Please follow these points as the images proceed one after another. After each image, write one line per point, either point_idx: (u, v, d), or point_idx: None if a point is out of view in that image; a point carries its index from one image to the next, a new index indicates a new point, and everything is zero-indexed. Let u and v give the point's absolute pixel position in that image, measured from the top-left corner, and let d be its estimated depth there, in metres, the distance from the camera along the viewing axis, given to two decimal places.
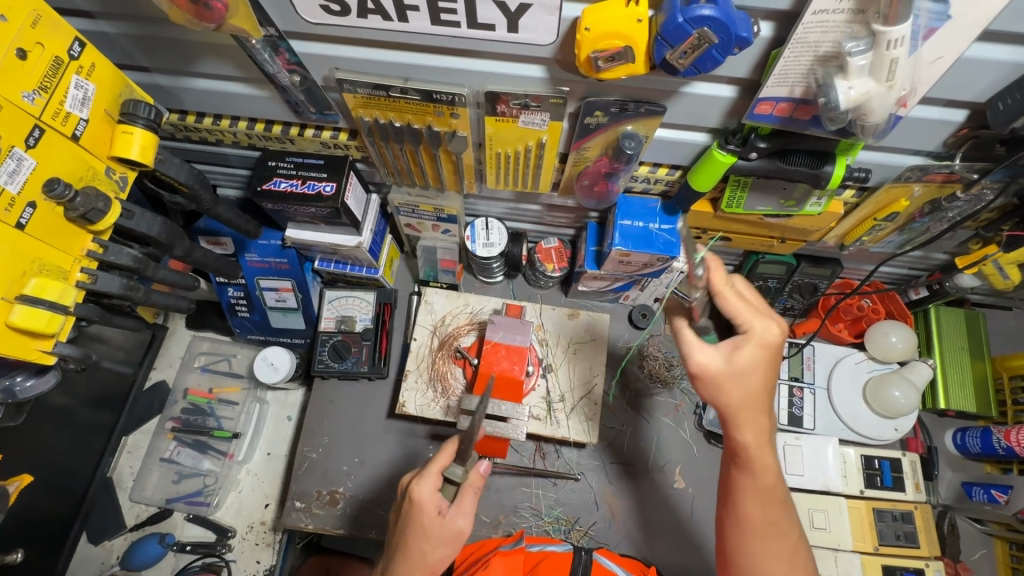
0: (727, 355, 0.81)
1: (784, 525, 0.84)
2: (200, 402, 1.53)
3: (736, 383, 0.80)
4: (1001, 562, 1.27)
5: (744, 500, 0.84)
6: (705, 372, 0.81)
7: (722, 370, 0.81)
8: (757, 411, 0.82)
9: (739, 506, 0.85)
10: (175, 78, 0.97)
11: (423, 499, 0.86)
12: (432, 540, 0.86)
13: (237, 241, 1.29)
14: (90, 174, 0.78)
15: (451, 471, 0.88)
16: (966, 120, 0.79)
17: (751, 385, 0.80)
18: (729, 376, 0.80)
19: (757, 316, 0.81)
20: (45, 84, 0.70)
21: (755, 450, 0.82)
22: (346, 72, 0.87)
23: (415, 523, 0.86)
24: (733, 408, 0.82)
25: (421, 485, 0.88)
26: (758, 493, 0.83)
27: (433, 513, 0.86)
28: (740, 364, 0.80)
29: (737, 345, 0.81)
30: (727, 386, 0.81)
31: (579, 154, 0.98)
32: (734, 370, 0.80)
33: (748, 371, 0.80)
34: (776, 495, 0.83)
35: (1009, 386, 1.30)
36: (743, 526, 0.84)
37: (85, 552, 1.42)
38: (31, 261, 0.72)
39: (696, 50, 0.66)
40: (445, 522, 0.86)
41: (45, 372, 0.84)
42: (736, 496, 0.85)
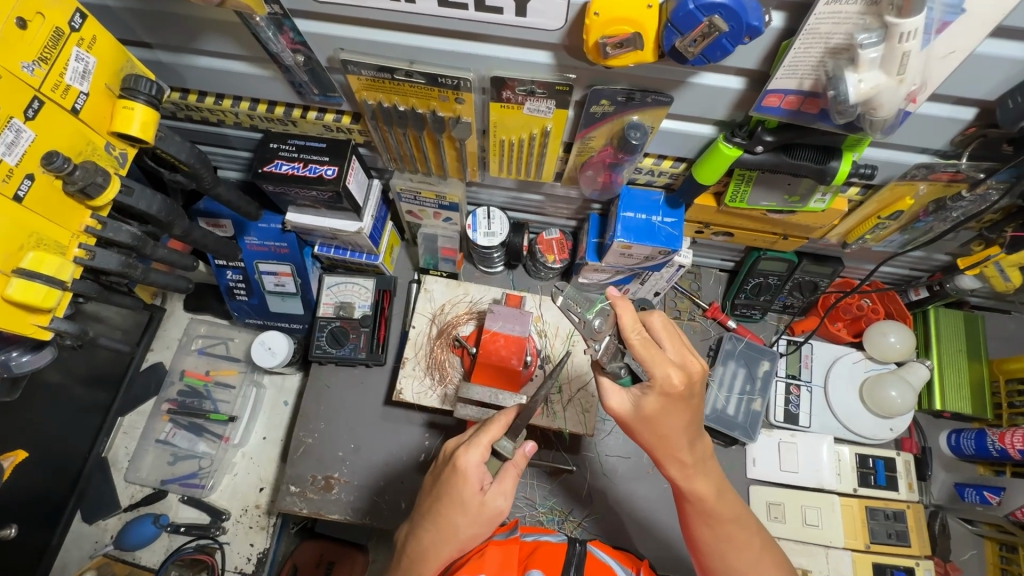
0: (636, 400, 0.83)
1: (742, 538, 0.88)
2: (196, 385, 1.52)
3: (649, 428, 0.83)
4: (990, 562, 1.28)
5: (697, 523, 0.90)
6: (623, 418, 0.85)
7: (633, 417, 0.83)
8: (683, 441, 0.84)
9: (695, 530, 0.90)
10: (178, 55, 0.95)
11: (468, 469, 0.85)
12: (469, 515, 0.85)
13: (237, 223, 1.29)
14: (90, 148, 0.77)
15: (500, 446, 0.89)
16: (975, 118, 0.78)
17: (664, 428, 0.82)
18: (640, 422, 0.83)
19: (658, 361, 0.78)
20: (45, 55, 0.69)
21: (689, 475, 0.86)
22: (351, 53, 0.86)
23: (456, 493, 0.85)
24: (653, 447, 0.85)
25: (470, 452, 0.86)
26: (701, 518, 0.88)
27: (476, 487, 0.85)
28: (648, 410, 0.81)
29: (642, 392, 0.82)
30: (639, 429, 0.84)
31: (584, 143, 0.97)
32: (643, 416, 0.82)
33: (657, 416, 0.81)
34: (720, 515, 0.88)
35: (1006, 389, 1.31)
36: (697, 545, 0.91)
37: (79, 530, 1.42)
38: (28, 234, 0.71)
39: (706, 38, 0.65)
40: (485, 500, 0.85)
41: (41, 348, 0.83)
42: (689, 522, 0.91)
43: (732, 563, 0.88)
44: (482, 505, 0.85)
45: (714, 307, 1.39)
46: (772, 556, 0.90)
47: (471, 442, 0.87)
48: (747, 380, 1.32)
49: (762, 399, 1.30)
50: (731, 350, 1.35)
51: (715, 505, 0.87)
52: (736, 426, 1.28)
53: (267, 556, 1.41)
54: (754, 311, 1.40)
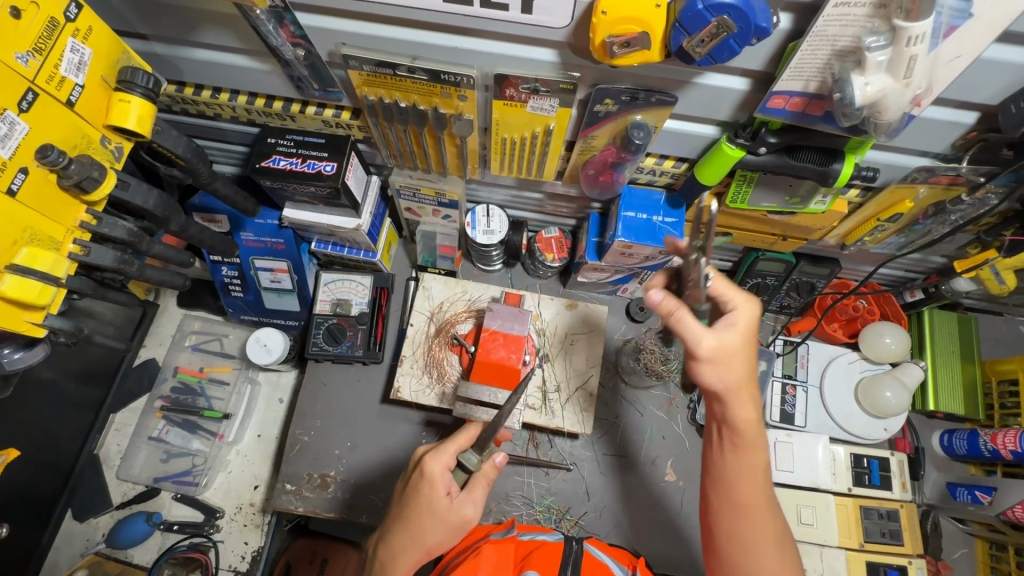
0: (718, 334, 0.78)
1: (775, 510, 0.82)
2: (190, 381, 1.50)
3: (726, 367, 0.78)
4: (980, 560, 1.29)
5: (741, 484, 0.82)
6: (708, 354, 0.78)
7: (720, 348, 0.78)
8: (750, 395, 0.80)
9: (736, 494, 0.82)
10: (174, 48, 0.94)
11: (434, 474, 0.86)
12: (434, 518, 0.85)
13: (232, 218, 1.27)
14: (84, 142, 0.75)
15: (465, 458, 0.87)
16: (976, 122, 0.79)
17: (738, 372, 0.79)
18: (726, 348, 0.78)
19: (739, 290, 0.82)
20: (40, 45, 0.67)
21: (744, 432, 0.81)
22: (352, 47, 0.85)
23: (421, 498, 0.85)
24: (731, 387, 0.79)
25: (436, 459, 0.88)
26: (744, 479, 0.81)
27: (441, 493, 0.85)
28: (732, 343, 0.78)
29: (728, 323, 0.79)
30: (723, 357, 0.78)
31: (586, 142, 0.97)
32: (727, 349, 0.78)
33: (740, 354, 0.79)
34: (760, 487, 0.82)
35: (998, 391, 1.32)
36: (737, 513, 0.82)
37: (69, 528, 1.40)
38: (22, 230, 0.70)
39: (714, 39, 0.65)
40: (452, 506, 0.85)
41: (34, 346, 0.82)
42: (730, 483, 0.82)
43: (757, 536, 0.81)
44: (449, 510, 0.85)
45: None
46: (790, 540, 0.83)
47: (437, 451, 0.89)
48: None
49: None
50: None
51: (754, 480, 0.81)
52: None
53: (261, 553, 1.40)
54: None
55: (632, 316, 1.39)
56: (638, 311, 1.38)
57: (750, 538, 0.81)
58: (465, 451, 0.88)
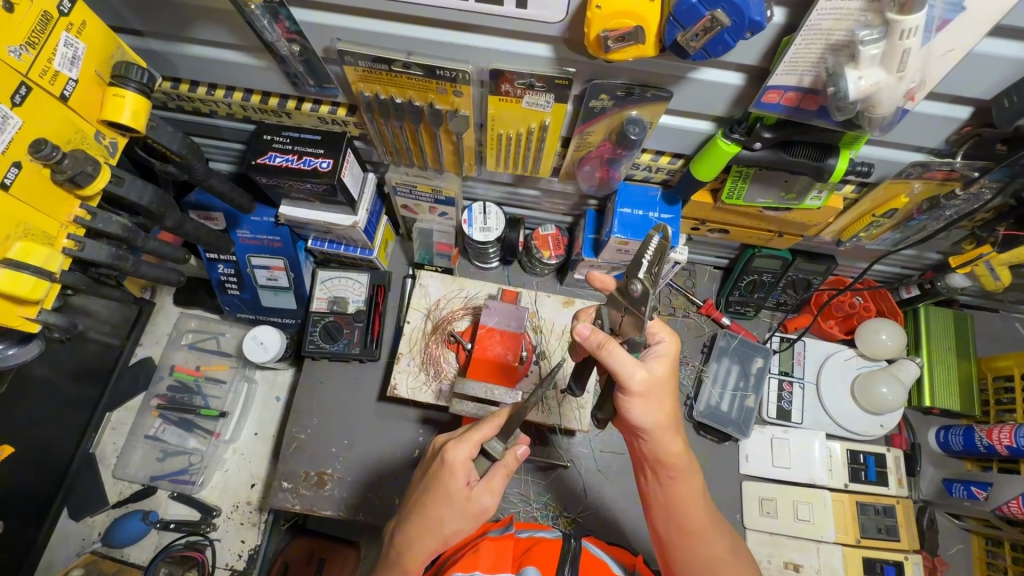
0: (650, 368, 0.81)
1: (716, 526, 0.88)
2: (186, 380, 1.50)
3: (657, 401, 0.82)
4: (977, 557, 1.30)
5: (681, 506, 0.87)
6: (642, 391, 0.79)
7: (651, 385, 0.80)
8: (675, 430, 0.84)
9: (680, 516, 0.87)
10: (170, 44, 0.94)
11: (457, 463, 0.84)
12: (453, 508, 0.84)
13: (229, 216, 1.27)
14: (78, 136, 0.75)
15: (490, 446, 0.86)
16: (970, 117, 0.79)
17: (666, 404, 0.83)
18: (655, 388, 0.81)
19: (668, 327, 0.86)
20: (33, 39, 0.67)
21: (675, 464, 0.85)
22: (348, 43, 0.85)
23: (442, 486, 0.84)
24: (661, 425, 0.83)
25: (460, 446, 0.86)
26: (681, 503, 0.87)
27: (463, 481, 0.84)
28: (662, 373, 0.81)
29: (656, 356, 0.83)
30: (654, 397, 0.81)
31: (582, 138, 0.97)
32: (657, 382, 0.81)
33: (664, 387, 0.82)
34: (699, 505, 0.87)
35: (994, 387, 1.32)
36: (685, 532, 0.87)
37: (65, 527, 1.40)
38: (15, 224, 0.69)
39: (708, 33, 0.65)
40: (472, 495, 0.84)
41: (29, 342, 0.82)
42: (672, 507, 0.87)
43: (710, 555, 0.86)
44: (469, 500, 0.84)
45: (708, 304, 1.36)
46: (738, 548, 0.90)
47: (462, 438, 0.86)
48: (741, 376, 1.34)
49: (755, 396, 1.31)
50: (725, 346, 1.36)
51: (692, 504, 0.87)
52: (729, 422, 1.30)
53: (258, 552, 1.40)
54: (748, 309, 1.41)
55: None
56: None
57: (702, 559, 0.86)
58: (489, 439, 0.86)
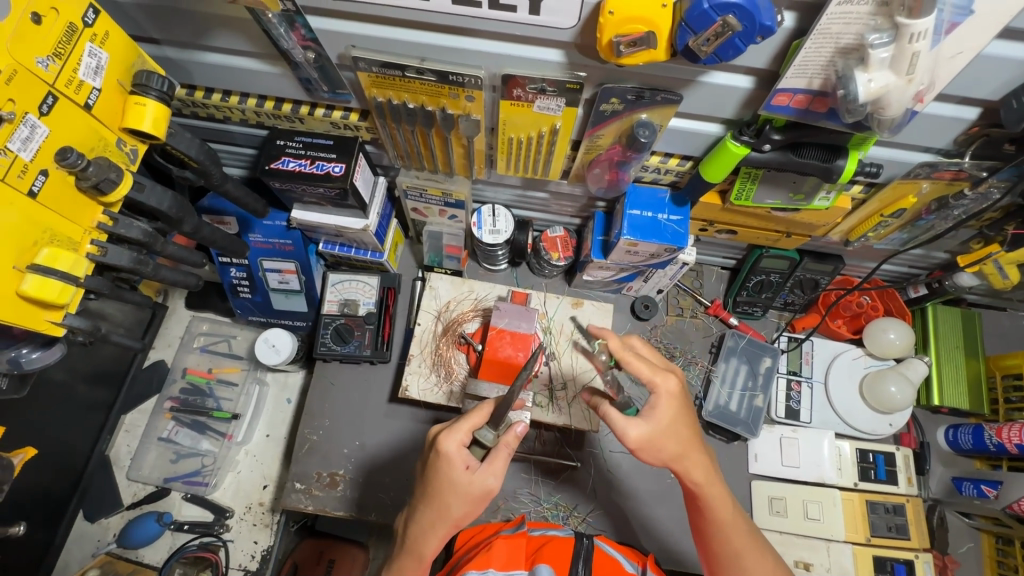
0: (652, 420, 0.83)
1: (752, 542, 0.89)
2: (199, 382, 1.51)
3: (666, 444, 0.83)
4: (987, 555, 1.30)
5: (717, 534, 0.89)
6: (640, 445, 0.83)
7: (650, 432, 0.82)
8: (698, 452, 0.86)
9: (721, 542, 0.89)
10: (186, 52, 0.95)
11: (451, 453, 0.85)
12: (458, 495, 0.85)
13: (241, 220, 1.28)
14: (101, 144, 0.76)
15: (482, 435, 0.86)
16: (978, 118, 0.80)
17: (681, 437, 0.84)
18: (659, 436, 0.83)
19: (657, 370, 0.84)
20: (59, 50, 0.68)
21: (704, 490, 0.87)
22: (362, 50, 0.86)
23: (443, 477, 0.85)
24: (673, 457, 0.85)
25: (452, 436, 0.86)
26: (714, 528, 0.89)
27: (462, 468, 0.85)
28: (666, 421, 0.83)
29: (652, 405, 0.83)
30: (659, 445, 0.83)
31: (592, 142, 0.98)
32: (660, 428, 0.83)
33: (672, 427, 0.83)
34: (736, 527, 0.89)
35: (1002, 385, 1.33)
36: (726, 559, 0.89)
37: (81, 529, 1.42)
38: (42, 231, 0.71)
39: (719, 37, 0.66)
40: (474, 479, 0.85)
41: (52, 345, 0.83)
42: (709, 534, 0.90)
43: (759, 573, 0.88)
44: (472, 484, 0.85)
45: (716, 304, 1.40)
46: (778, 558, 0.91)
47: (453, 428, 0.86)
48: (749, 376, 1.35)
49: (764, 395, 1.32)
50: (733, 346, 1.37)
51: (730, 530, 0.88)
52: (738, 422, 1.31)
53: (271, 553, 1.41)
54: (756, 309, 1.42)
55: (636, 313, 1.40)
56: (642, 308, 1.40)
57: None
58: (480, 428, 0.87)
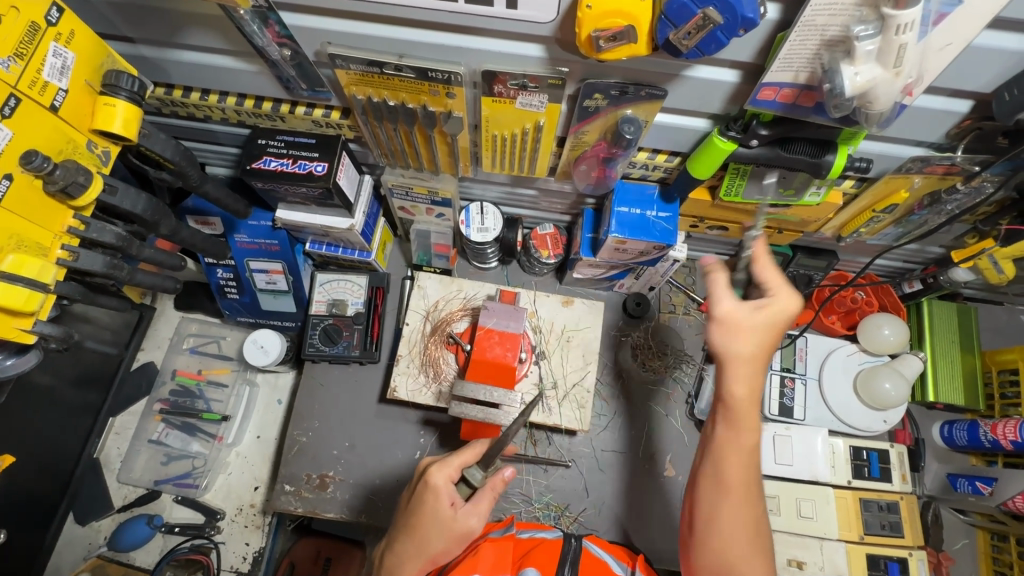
0: (747, 310, 0.78)
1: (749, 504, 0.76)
2: (188, 384, 1.50)
3: (736, 336, 0.77)
4: (982, 552, 1.29)
5: (704, 478, 0.79)
6: (725, 315, 0.78)
7: (744, 318, 0.77)
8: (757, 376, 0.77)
9: (715, 483, 0.78)
10: (161, 50, 0.93)
11: (439, 485, 0.86)
12: (439, 530, 0.83)
13: (226, 221, 1.27)
14: (70, 147, 0.75)
15: (471, 474, 0.88)
16: (971, 110, 0.78)
17: (746, 343, 0.77)
18: (740, 328, 0.77)
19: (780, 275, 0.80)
20: (21, 50, 0.67)
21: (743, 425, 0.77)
22: (338, 46, 0.84)
23: (427, 508, 0.84)
24: (733, 356, 0.78)
25: (441, 469, 0.88)
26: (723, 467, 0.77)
27: (447, 504, 0.84)
28: (761, 321, 0.77)
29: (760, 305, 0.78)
30: (737, 338, 0.77)
31: (578, 138, 0.96)
32: (738, 323, 0.77)
33: (751, 334, 0.77)
34: (734, 480, 0.76)
35: (998, 380, 1.31)
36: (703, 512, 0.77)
37: (72, 532, 1.41)
38: (8, 236, 0.69)
39: (700, 31, 0.64)
40: (456, 516, 0.84)
41: (26, 352, 0.82)
42: (700, 478, 0.80)
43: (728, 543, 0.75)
44: (453, 520, 0.84)
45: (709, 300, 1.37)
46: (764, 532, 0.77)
47: (443, 462, 0.88)
48: None
49: None
50: None
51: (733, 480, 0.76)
52: None
53: (263, 555, 1.40)
54: None
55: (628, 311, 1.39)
56: (634, 307, 1.38)
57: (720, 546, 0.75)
58: (471, 466, 0.89)
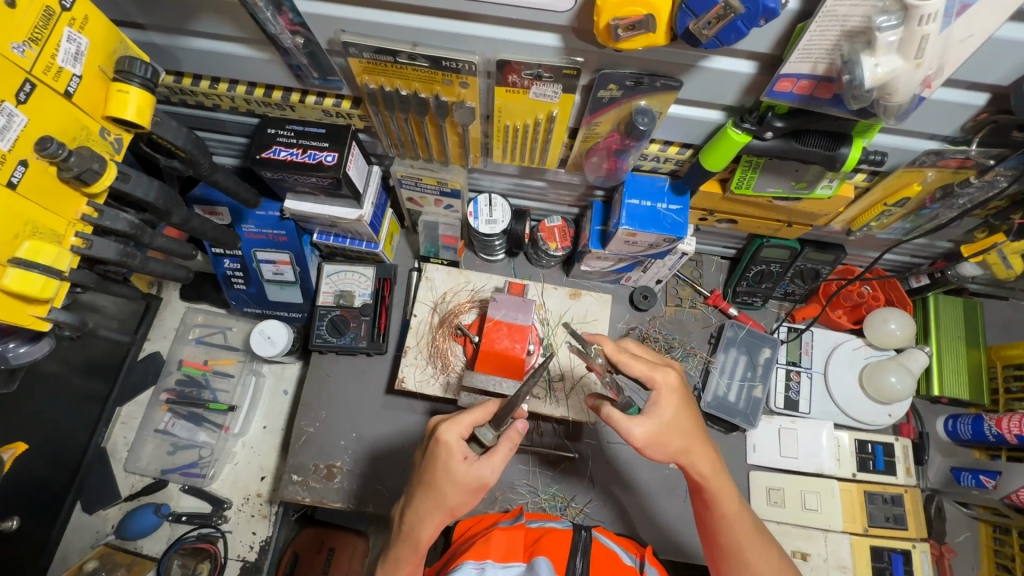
0: (656, 416, 0.82)
1: (760, 541, 0.91)
2: (195, 374, 1.51)
3: (671, 437, 0.83)
4: (984, 544, 1.30)
5: (717, 527, 0.90)
6: (647, 442, 0.82)
7: (657, 430, 0.82)
8: (703, 446, 0.85)
9: (724, 533, 0.90)
10: (171, 37, 0.92)
11: (450, 443, 0.84)
12: (453, 484, 0.84)
13: (233, 211, 1.26)
14: (83, 133, 0.74)
15: (482, 434, 0.84)
16: (987, 104, 0.78)
17: (685, 428, 0.84)
18: (664, 433, 0.83)
19: (654, 366, 0.85)
20: (36, 35, 0.66)
21: (711, 482, 0.87)
22: (352, 34, 0.84)
23: (440, 465, 0.84)
24: (679, 451, 0.84)
25: (453, 427, 0.85)
26: (722, 526, 0.90)
27: (461, 458, 0.84)
28: (668, 417, 0.83)
29: (655, 401, 0.84)
30: (665, 441, 0.83)
31: (590, 129, 0.96)
32: (665, 424, 0.83)
33: (678, 424, 0.83)
34: (738, 516, 0.89)
35: (1003, 375, 1.32)
36: (733, 555, 0.91)
37: (80, 520, 1.42)
38: (23, 223, 0.69)
39: (721, 20, 0.64)
40: (471, 470, 0.84)
41: (39, 339, 0.82)
42: (712, 529, 0.91)
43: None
44: (468, 474, 0.84)
45: (716, 294, 1.39)
46: (783, 556, 0.93)
47: (455, 419, 0.86)
48: (749, 367, 1.34)
49: (762, 385, 1.32)
50: (733, 337, 1.36)
51: (738, 522, 0.89)
52: (737, 412, 1.30)
53: (269, 544, 1.42)
54: (756, 299, 1.40)
55: (635, 304, 1.39)
56: (641, 299, 1.38)
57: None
58: (481, 426, 0.85)
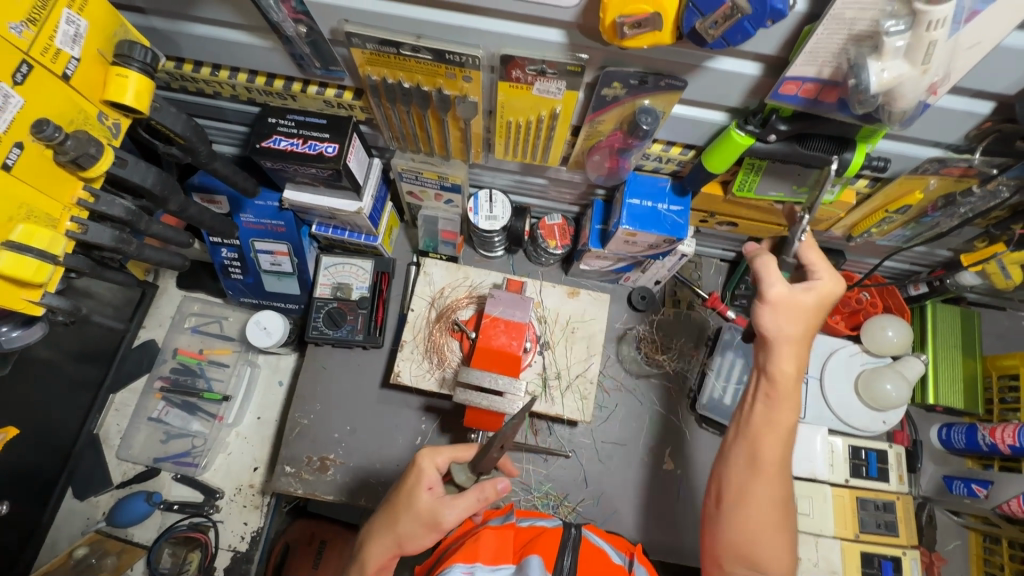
0: (793, 290, 0.86)
1: (782, 477, 0.86)
2: (189, 363, 1.50)
3: (788, 319, 0.86)
4: (973, 553, 1.31)
5: (761, 442, 0.87)
6: (777, 301, 0.86)
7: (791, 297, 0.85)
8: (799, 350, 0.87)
9: (758, 446, 0.87)
10: (173, 23, 0.91)
11: (423, 467, 0.87)
12: (411, 511, 0.83)
13: (232, 200, 1.25)
14: (81, 117, 0.73)
15: (455, 472, 0.87)
16: (992, 112, 0.77)
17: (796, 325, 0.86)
18: (788, 308, 0.85)
19: (799, 259, 0.86)
20: (33, 16, 0.65)
21: (784, 391, 0.87)
22: (356, 25, 0.83)
23: (406, 488, 0.86)
24: (783, 338, 0.86)
25: (432, 456, 0.89)
26: (767, 435, 0.86)
27: (425, 487, 0.85)
28: (796, 297, 0.86)
29: (803, 288, 0.87)
30: (781, 319, 0.86)
31: (593, 128, 0.95)
32: (793, 300, 0.85)
33: (803, 311, 0.86)
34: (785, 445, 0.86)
35: (998, 385, 1.32)
36: (746, 472, 0.86)
37: (70, 506, 1.41)
38: (17, 206, 0.68)
39: (728, 20, 0.63)
40: (430, 501, 0.83)
41: (32, 324, 0.81)
42: (753, 438, 0.88)
43: (748, 525, 0.84)
44: (427, 505, 0.83)
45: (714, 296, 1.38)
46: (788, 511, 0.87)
47: (437, 450, 0.89)
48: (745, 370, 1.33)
49: None
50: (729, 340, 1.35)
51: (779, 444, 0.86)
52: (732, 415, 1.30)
53: (261, 535, 1.40)
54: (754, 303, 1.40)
55: (634, 304, 1.39)
56: (640, 300, 1.38)
57: (741, 529, 0.84)
58: (458, 465, 0.88)
